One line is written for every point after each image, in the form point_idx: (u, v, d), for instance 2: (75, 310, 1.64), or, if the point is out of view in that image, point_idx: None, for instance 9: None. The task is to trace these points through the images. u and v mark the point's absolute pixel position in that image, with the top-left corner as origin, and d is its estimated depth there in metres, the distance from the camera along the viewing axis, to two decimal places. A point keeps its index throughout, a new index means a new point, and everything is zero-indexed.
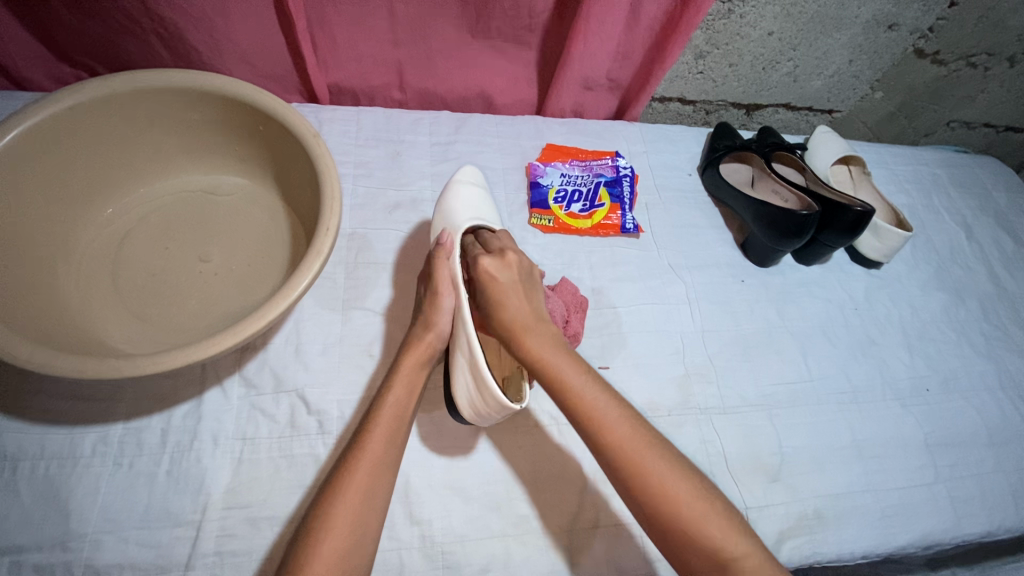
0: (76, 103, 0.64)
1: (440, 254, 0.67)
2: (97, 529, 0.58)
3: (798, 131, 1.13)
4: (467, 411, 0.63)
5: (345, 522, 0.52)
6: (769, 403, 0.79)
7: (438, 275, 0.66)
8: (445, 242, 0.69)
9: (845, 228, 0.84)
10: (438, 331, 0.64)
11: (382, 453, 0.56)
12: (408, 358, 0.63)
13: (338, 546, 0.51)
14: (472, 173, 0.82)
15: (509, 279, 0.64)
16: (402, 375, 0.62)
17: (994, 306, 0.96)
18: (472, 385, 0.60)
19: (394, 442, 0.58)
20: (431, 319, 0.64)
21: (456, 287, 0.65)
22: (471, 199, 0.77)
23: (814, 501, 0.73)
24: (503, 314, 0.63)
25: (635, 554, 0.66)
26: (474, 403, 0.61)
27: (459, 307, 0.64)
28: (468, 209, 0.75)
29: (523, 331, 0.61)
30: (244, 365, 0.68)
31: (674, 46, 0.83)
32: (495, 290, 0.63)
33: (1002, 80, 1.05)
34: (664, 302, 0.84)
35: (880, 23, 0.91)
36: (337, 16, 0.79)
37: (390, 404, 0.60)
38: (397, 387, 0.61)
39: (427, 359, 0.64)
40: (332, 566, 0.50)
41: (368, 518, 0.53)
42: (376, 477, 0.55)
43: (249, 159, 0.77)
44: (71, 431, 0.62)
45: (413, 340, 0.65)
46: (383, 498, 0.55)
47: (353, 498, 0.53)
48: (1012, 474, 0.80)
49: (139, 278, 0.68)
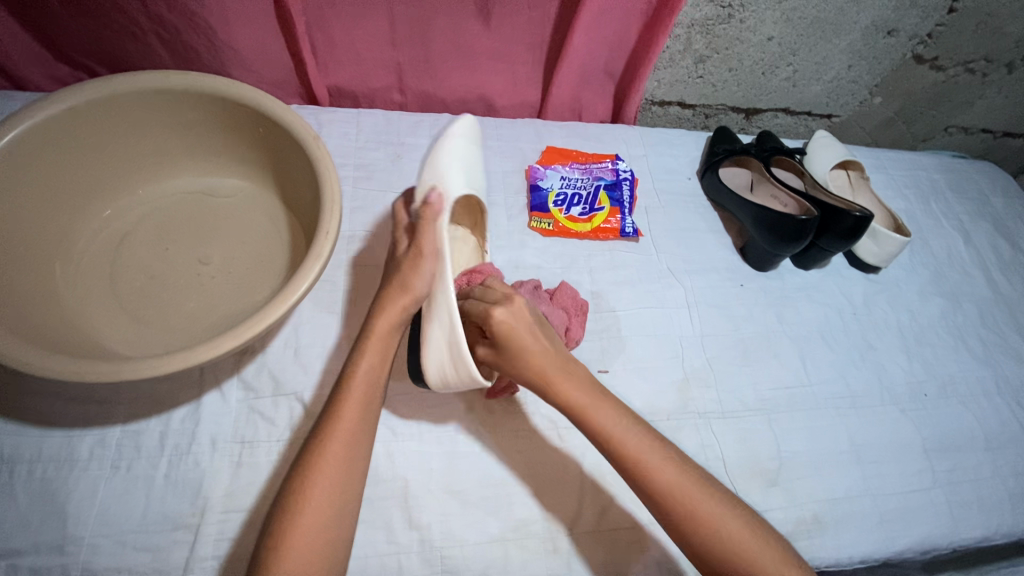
0: (75, 104, 0.64)
1: (428, 214, 0.64)
2: (95, 532, 0.58)
3: (797, 135, 1.14)
4: (432, 379, 0.63)
5: (325, 495, 0.53)
6: (768, 408, 0.79)
7: (424, 240, 0.63)
8: (433, 202, 0.65)
9: (842, 233, 0.85)
10: (416, 295, 0.63)
11: (357, 424, 0.57)
12: (381, 321, 0.62)
13: (320, 519, 0.52)
14: (467, 125, 0.78)
15: (525, 320, 0.61)
16: (375, 343, 0.61)
17: (992, 310, 0.97)
18: (444, 354, 0.60)
19: (368, 417, 0.58)
20: (409, 281, 0.63)
21: (440, 254, 0.63)
22: (459, 156, 0.74)
23: (813, 506, 0.73)
24: (520, 364, 0.60)
25: (635, 559, 0.65)
26: (442, 372, 0.61)
27: (440, 273, 0.62)
28: (461, 176, 0.71)
29: (543, 376, 0.60)
30: (243, 368, 0.68)
31: (658, 38, 0.83)
32: (509, 344, 0.60)
33: (1000, 86, 1.06)
34: (664, 307, 0.84)
35: (879, 29, 0.91)
36: (338, 19, 0.79)
37: (362, 372, 0.59)
38: (370, 354, 0.60)
39: (399, 321, 0.63)
40: (315, 540, 0.51)
41: (348, 492, 0.54)
42: (351, 449, 0.55)
43: (248, 161, 0.77)
44: (68, 434, 0.62)
45: (387, 301, 0.63)
46: (361, 470, 0.56)
47: (331, 471, 0.54)
48: (1009, 479, 0.80)
49: (137, 281, 0.68)
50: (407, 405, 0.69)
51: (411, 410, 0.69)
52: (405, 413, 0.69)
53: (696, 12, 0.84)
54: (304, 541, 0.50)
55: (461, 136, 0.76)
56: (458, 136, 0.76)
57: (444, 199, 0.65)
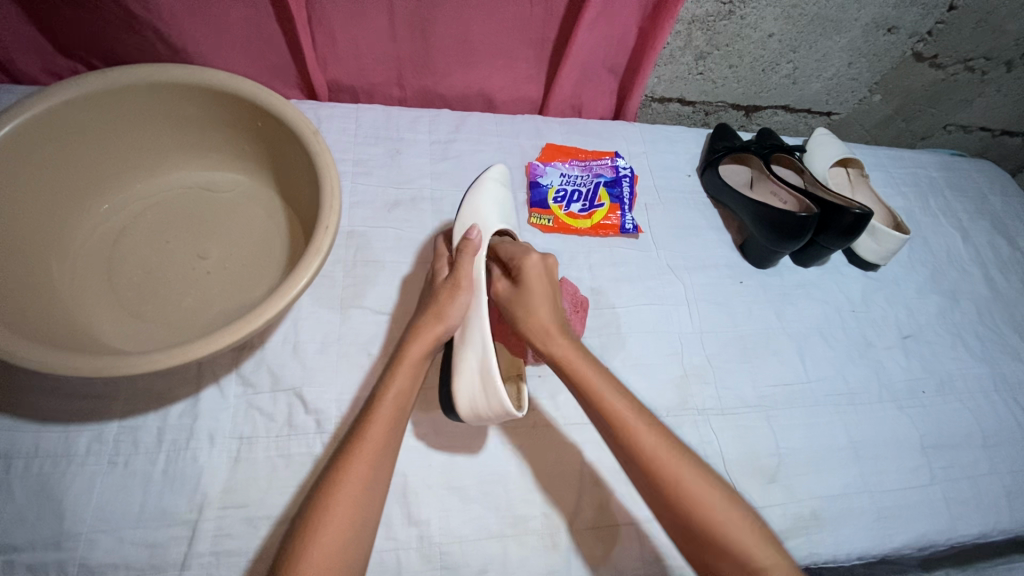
0: (71, 96, 0.64)
1: (466, 249, 0.67)
2: (92, 528, 0.57)
3: (797, 133, 1.14)
4: (463, 410, 0.63)
5: (348, 510, 0.52)
6: (766, 405, 0.79)
7: (462, 272, 0.66)
8: (472, 237, 0.68)
9: (842, 231, 0.84)
10: (450, 324, 0.64)
11: (384, 444, 0.57)
12: (414, 347, 0.63)
13: (341, 535, 0.51)
14: (500, 172, 0.82)
15: (551, 276, 0.66)
16: (406, 366, 0.61)
17: (989, 308, 0.97)
18: (476, 386, 0.61)
19: (394, 435, 0.58)
20: (444, 311, 0.64)
21: (476, 287, 0.65)
22: (498, 198, 0.78)
23: (811, 502, 0.73)
24: (519, 316, 0.65)
25: (634, 554, 0.65)
26: (474, 404, 0.61)
27: (476, 307, 0.64)
28: (495, 210, 0.75)
29: (536, 327, 0.63)
30: (241, 364, 0.68)
31: (661, 31, 0.82)
32: (512, 297, 0.66)
33: (1000, 84, 1.06)
34: (663, 304, 0.84)
35: (880, 26, 0.91)
36: (337, 14, 0.78)
37: (393, 393, 0.60)
38: (399, 378, 0.61)
39: (431, 350, 0.64)
40: (334, 557, 0.50)
41: (368, 505, 0.54)
42: (377, 466, 0.56)
43: (246, 155, 0.76)
44: (66, 429, 0.61)
45: (421, 328, 0.64)
46: (383, 483, 0.56)
47: (355, 487, 0.54)
48: (1006, 475, 0.81)
49: (135, 275, 0.67)
50: None
51: (412, 407, 0.69)
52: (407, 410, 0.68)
53: (697, 8, 0.84)
54: (325, 556, 0.50)
55: (497, 181, 0.80)
56: (495, 181, 0.80)
57: (482, 234, 0.68)
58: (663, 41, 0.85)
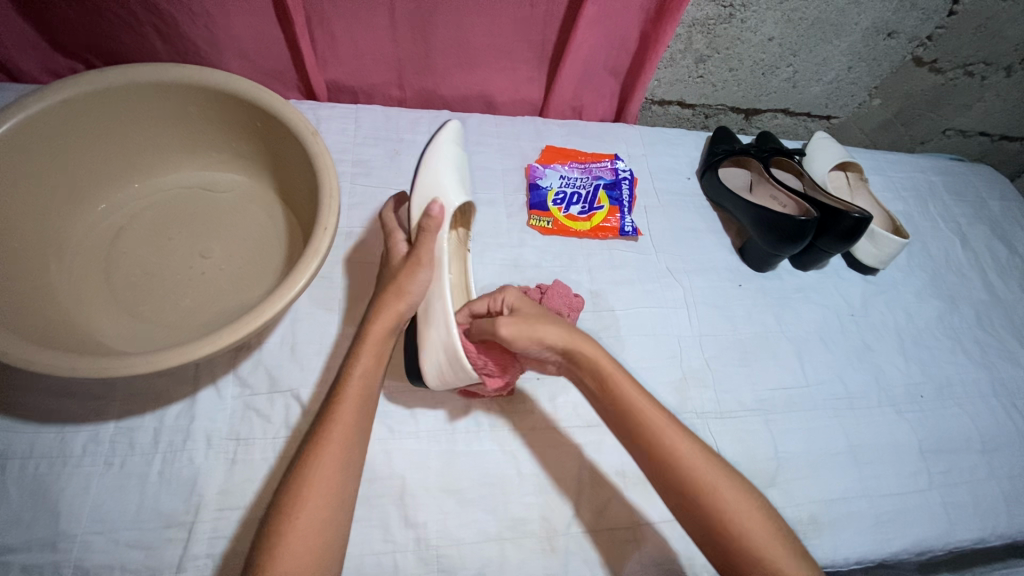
0: (70, 95, 0.63)
1: (429, 225, 0.64)
2: (87, 530, 0.57)
3: (796, 137, 1.14)
4: (431, 378, 0.64)
5: (327, 499, 0.52)
6: (765, 409, 0.79)
7: (424, 249, 0.64)
8: (434, 212, 0.65)
9: (841, 234, 0.84)
10: (410, 301, 0.64)
11: (354, 425, 0.57)
12: (376, 326, 0.62)
13: (314, 522, 0.51)
14: (454, 130, 0.80)
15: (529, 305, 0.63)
16: (370, 346, 0.62)
17: (988, 314, 0.97)
18: (442, 360, 0.61)
19: (364, 414, 0.58)
20: (404, 288, 0.63)
21: (437, 265, 0.64)
22: (452, 158, 0.75)
23: (809, 507, 0.73)
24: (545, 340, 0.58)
25: (633, 559, 0.65)
26: (439, 372, 0.63)
27: (436, 284, 0.63)
28: (453, 172, 0.72)
29: (565, 344, 0.59)
30: (239, 365, 0.67)
31: (665, 35, 0.82)
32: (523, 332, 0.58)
33: (999, 89, 1.06)
34: (662, 305, 0.84)
35: (879, 30, 0.91)
36: (337, 15, 0.78)
37: (359, 372, 0.60)
38: (365, 357, 0.61)
39: (394, 326, 0.63)
40: (316, 542, 0.50)
41: (349, 496, 0.54)
42: (349, 451, 0.55)
43: (246, 155, 0.76)
44: (61, 429, 0.61)
45: (383, 306, 0.63)
46: (357, 470, 0.56)
47: (334, 478, 0.53)
48: (1004, 481, 0.81)
49: (132, 275, 0.67)
50: (404, 403, 0.69)
51: (411, 408, 0.69)
52: (405, 411, 0.68)
53: (697, 11, 0.84)
54: (308, 546, 0.50)
55: (452, 142, 0.77)
56: (450, 143, 0.77)
57: (444, 212, 0.65)
58: (665, 43, 0.84)
